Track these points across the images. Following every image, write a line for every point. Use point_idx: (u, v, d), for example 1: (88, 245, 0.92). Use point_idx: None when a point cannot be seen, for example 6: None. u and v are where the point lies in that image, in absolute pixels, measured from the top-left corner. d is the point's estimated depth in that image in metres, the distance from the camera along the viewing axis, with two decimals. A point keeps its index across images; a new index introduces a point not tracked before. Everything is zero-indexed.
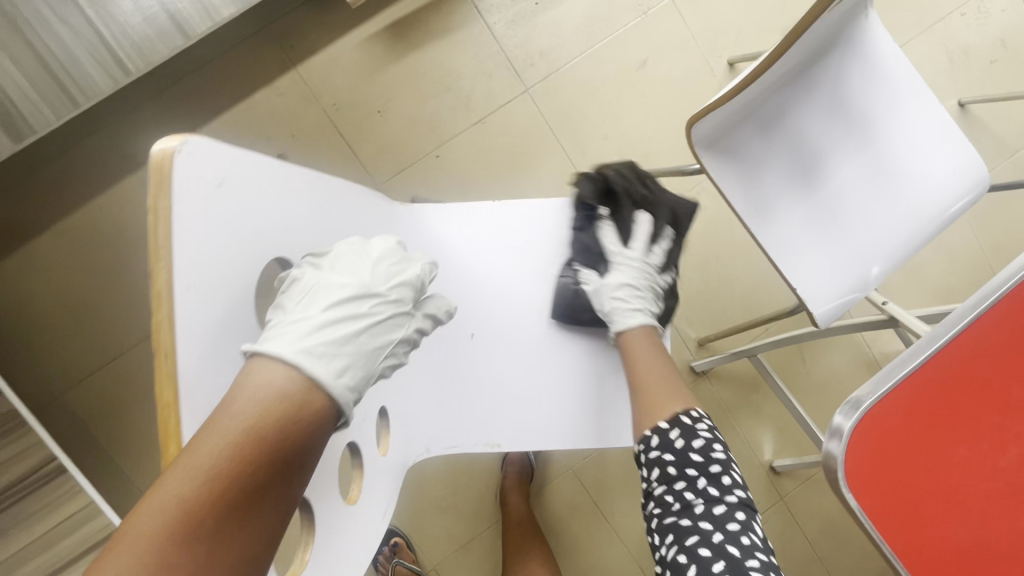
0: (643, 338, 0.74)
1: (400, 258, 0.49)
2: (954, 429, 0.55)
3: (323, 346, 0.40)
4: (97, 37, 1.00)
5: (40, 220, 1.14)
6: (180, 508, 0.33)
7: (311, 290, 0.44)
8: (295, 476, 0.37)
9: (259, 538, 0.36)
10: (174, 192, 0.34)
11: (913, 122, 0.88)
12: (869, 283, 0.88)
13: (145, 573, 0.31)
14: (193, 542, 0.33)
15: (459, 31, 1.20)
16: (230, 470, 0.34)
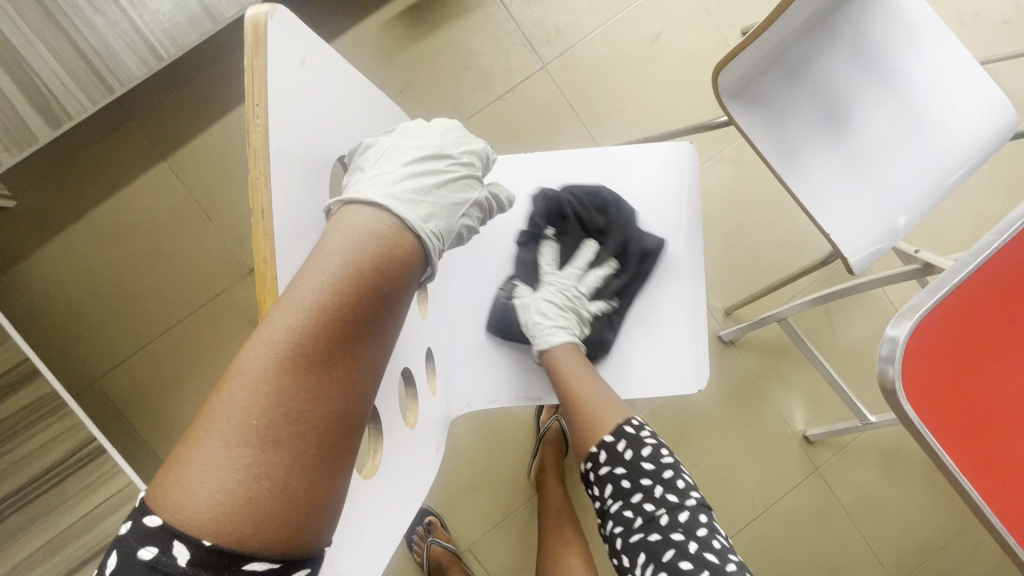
0: (565, 355, 0.72)
1: (464, 133, 0.52)
2: (1003, 337, 0.56)
3: (409, 193, 0.44)
4: (131, 25, 1.04)
5: (74, 209, 1.16)
6: (288, 337, 0.36)
7: (387, 151, 0.47)
8: (384, 322, 0.40)
9: (357, 384, 0.38)
10: (266, 55, 0.35)
11: (939, 65, 0.88)
12: (896, 234, 0.87)
13: (264, 394, 0.35)
14: (297, 381, 0.36)
15: (476, 11, 1.23)
16: (325, 318, 0.37)
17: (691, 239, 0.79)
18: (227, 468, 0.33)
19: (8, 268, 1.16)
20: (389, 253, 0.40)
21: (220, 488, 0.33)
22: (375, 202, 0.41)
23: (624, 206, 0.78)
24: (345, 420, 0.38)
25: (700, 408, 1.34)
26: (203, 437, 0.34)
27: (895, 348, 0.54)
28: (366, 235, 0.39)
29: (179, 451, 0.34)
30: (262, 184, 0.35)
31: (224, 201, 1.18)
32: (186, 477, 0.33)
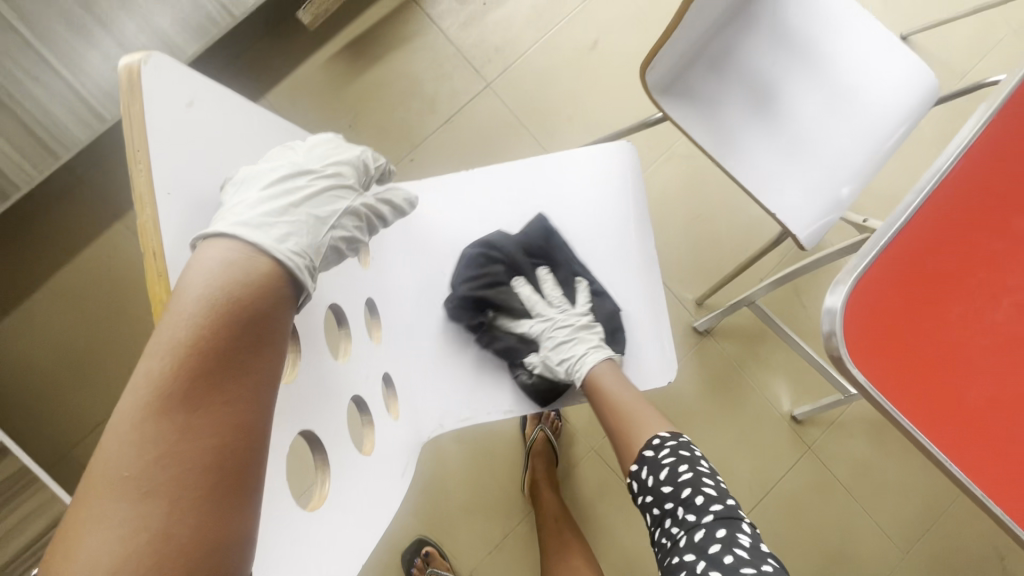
0: (610, 373, 0.73)
1: (329, 146, 0.51)
2: (942, 291, 0.57)
3: (265, 215, 0.42)
4: (71, 90, 1.05)
5: (32, 278, 1.16)
6: (151, 384, 0.35)
7: (244, 177, 0.44)
8: (260, 348, 0.39)
9: (242, 417, 0.37)
10: (146, 104, 0.36)
11: (855, 41, 0.91)
12: (843, 204, 0.89)
13: (136, 447, 0.34)
14: (169, 425, 0.34)
15: (415, 40, 1.26)
16: (189, 355, 0.36)
17: (643, 241, 0.80)
18: (107, 528, 0.32)
19: None
20: (247, 279, 0.39)
21: (99, 550, 0.32)
22: (224, 235, 0.39)
23: (530, 234, 0.78)
24: (232, 458, 0.36)
25: (686, 402, 1.34)
26: (82, 499, 0.33)
27: (835, 312, 0.56)
28: (217, 268, 0.37)
29: (67, 517, 0.33)
30: (152, 223, 0.36)
31: None
32: (72, 541, 0.32)
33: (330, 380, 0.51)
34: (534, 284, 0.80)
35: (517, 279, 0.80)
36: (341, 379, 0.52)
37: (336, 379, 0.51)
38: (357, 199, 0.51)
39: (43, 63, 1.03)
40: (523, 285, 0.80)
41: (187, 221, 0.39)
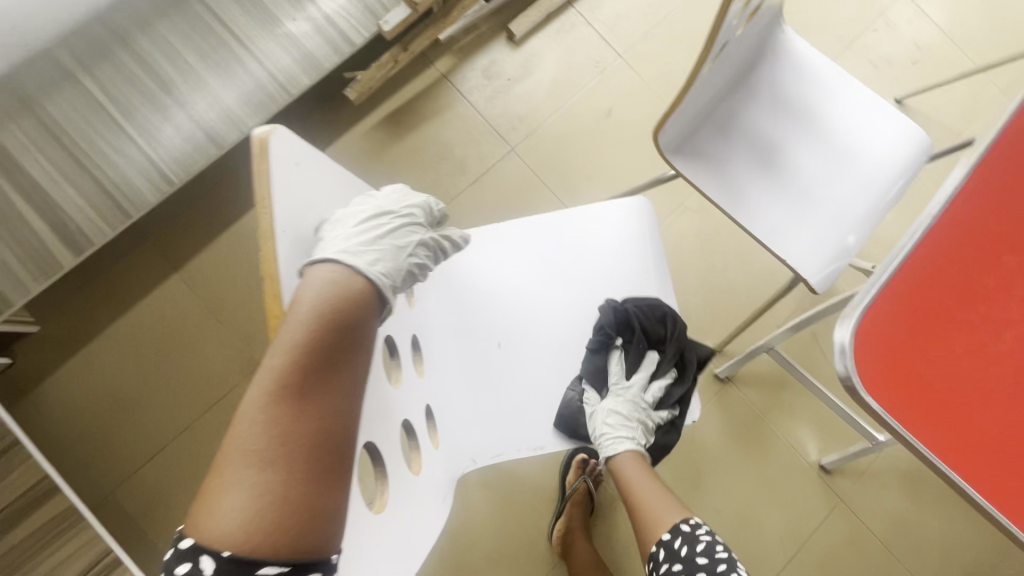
0: (633, 463, 0.80)
1: (403, 192, 0.59)
2: (948, 323, 0.62)
3: (358, 247, 0.49)
4: (147, 158, 1.19)
5: (92, 326, 1.25)
6: (275, 374, 0.41)
7: (338, 220, 0.51)
8: (356, 351, 0.45)
9: (341, 406, 0.43)
10: (272, 163, 0.44)
11: (849, 106, 1.01)
12: (849, 251, 0.96)
13: (262, 425, 0.40)
14: (287, 409, 0.41)
15: (447, 111, 1.40)
16: (303, 352, 0.42)
17: (661, 288, 0.87)
18: (241, 491, 0.39)
19: (29, 391, 1.22)
20: (346, 294, 0.45)
21: (237, 507, 0.39)
22: (327, 260, 0.46)
23: (679, 322, 0.83)
24: (334, 441, 0.43)
25: (712, 450, 1.34)
26: (220, 467, 0.40)
27: (844, 350, 0.61)
28: (323, 287, 0.44)
29: (206, 482, 0.40)
30: (275, 257, 0.43)
31: (233, 304, 1.27)
32: (212, 502, 0.39)
33: (388, 404, 0.56)
34: (659, 367, 0.84)
35: (654, 352, 0.85)
36: (395, 404, 0.58)
37: (392, 404, 0.57)
38: (428, 232, 0.59)
39: (126, 137, 1.18)
40: (652, 359, 0.85)
41: (291, 256, 0.46)
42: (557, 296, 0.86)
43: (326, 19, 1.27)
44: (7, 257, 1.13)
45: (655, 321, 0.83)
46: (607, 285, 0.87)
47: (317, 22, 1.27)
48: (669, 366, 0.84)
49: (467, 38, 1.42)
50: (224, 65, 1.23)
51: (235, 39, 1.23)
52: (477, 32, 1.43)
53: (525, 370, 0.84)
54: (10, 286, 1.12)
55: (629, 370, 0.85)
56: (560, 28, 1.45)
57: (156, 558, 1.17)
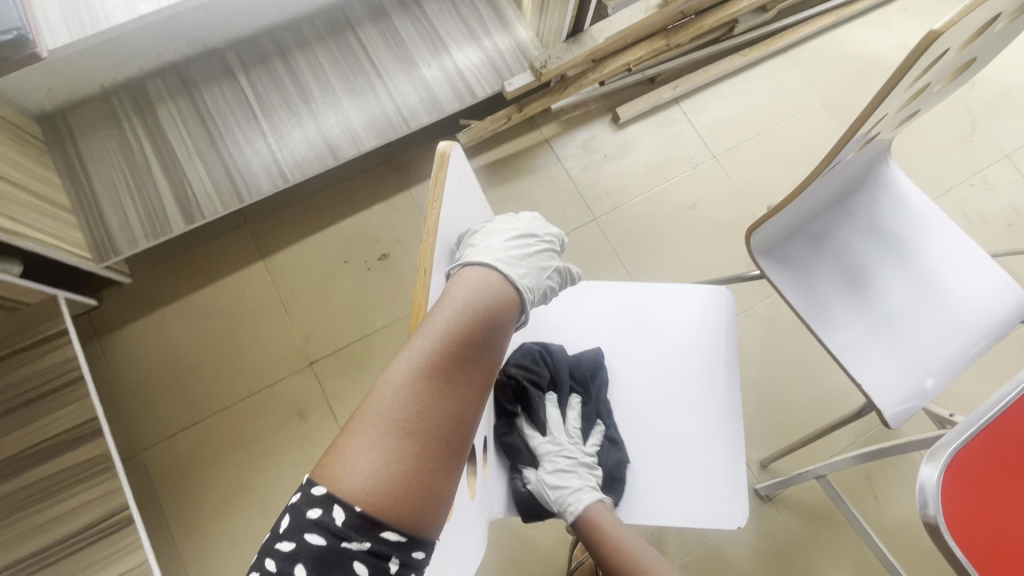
0: (600, 512, 0.73)
1: (543, 221, 0.64)
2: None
3: (510, 256, 0.56)
4: (272, 154, 1.32)
5: (175, 291, 1.33)
6: (425, 354, 0.46)
7: (489, 231, 0.59)
8: (492, 351, 0.50)
9: (472, 400, 0.47)
10: (444, 172, 0.50)
11: (947, 249, 1.01)
12: (927, 393, 0.93)
13: (404, 398, 0.44)
14: (428, 389, 0.45)
15: (542, 171, 1.48)
16: (453, 343, 0.47)
17: (727, 383, 0.86)
18: (374, 451, 0.42)
19: (103, 334, 1.29)
20: (493, 293, 0.51)
21: (369, 466, 0.41)
22: (485, 265, 0.53)
23: (557, 352, 0.83)
24: (459, 429, 0.46)
25: (738, 571, 1.24)
26: (358, 428, 0.43)
27: (929, 487, 0.59)
28: (477, 286, 0.51)
29: (339, 438, 0.43)
30: (430, 252, 0.49)
31: (303, 301, 1.34)
32: (342, 458, 0.42)
33: None
34: (561, 404, 0.83)
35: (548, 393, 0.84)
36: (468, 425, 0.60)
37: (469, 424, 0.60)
38: (558, 262, 0.65)
39: (261, 133, 1.32)
40: (551, 402, 0.83)
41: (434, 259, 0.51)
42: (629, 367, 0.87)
43: (458, 70, 1.40)
44: (130, 213, 1.25)
45: (529, 364, 0.82)
46: (672, 363, 0.87)
47: (449, 71, 1.40)
48: (568, 396, 0.84)
49: (575, 111, 1.53)
50: (359, 90, 1.36)
51: (374, 71, 1.37)
52: (586, 108, 1.53)
53: None
54: (124, 237, 1.23)
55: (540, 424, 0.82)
56: (663, 121, 1.54)
57: (164, 526, 1.18)
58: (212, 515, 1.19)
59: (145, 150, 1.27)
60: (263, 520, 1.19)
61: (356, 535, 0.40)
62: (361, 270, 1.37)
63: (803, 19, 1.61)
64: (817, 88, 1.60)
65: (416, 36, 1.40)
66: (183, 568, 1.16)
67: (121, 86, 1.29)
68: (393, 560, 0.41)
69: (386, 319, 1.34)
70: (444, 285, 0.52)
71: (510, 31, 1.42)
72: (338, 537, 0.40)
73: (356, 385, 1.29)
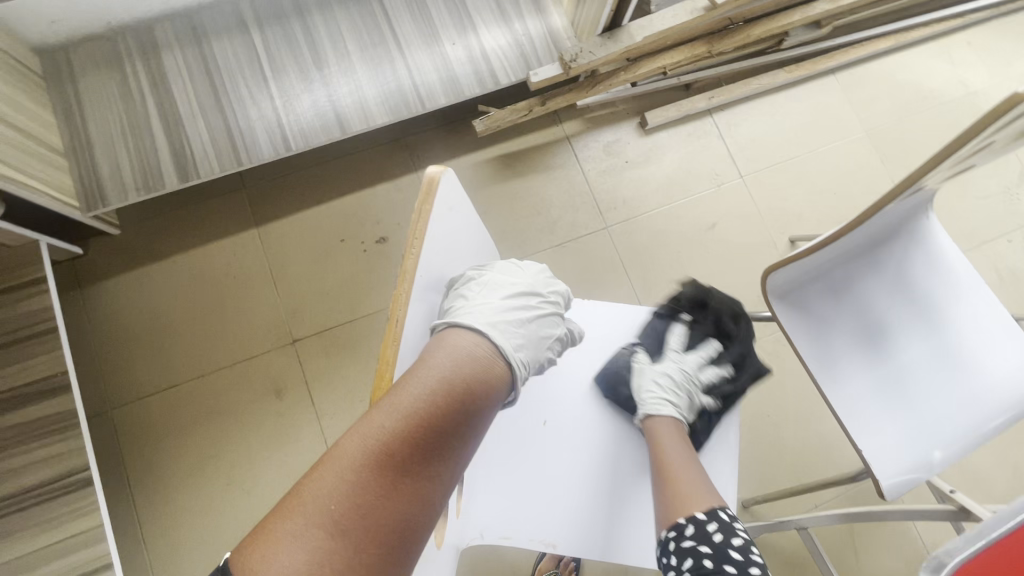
0: (669, 427, 0.77)
1: (550, 277, 0.63)
2: None
3: (507, 322, 0.54)
4: (277, 118, 1.25)
5: (163, 250, 1.28)
6: (376, 437, 0.43)
7: (488, 282, 0.57)
8: (457, 437, 0.46)
9: (423, 493, 0.44)
10: (432, 201, 0.50)
11: (976, 317, 0.93)
12: (931, 468, 0.86)
13: (344, 485, 0.42)
14: (374, 478, 0.43)
15: (559, 169, 1.41)
16: (410, 428, 0.44)
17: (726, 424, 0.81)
18: (300, 544, 0.40)
19: (85, 285, 1.25)
20: (474, 363, 0.48)
21: (292, 559, 0.39)
22: (475, 332, 0.50)
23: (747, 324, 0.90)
24: (400, 530, 0.43)
25: None
26: (290, 514, 0.41)
27: None
28: (459, 354, 0.48)
29: (268, 522, 0.41)
30: (401, 301, 0.48)
31: (293, 275, 1.29)
32: (265, 547, 0.40)
33: None
34: (715, 358, 0.89)
35: (713, 342, 0.90)
36: None
37: None
38: (563, 325, 0.62)
39: (267, 95, 1.25)
40: (710, 348, 0.89)
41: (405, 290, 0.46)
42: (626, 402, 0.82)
43: (482, 52, 1.32)
44: (122, 163, 1.19)
45: (728, 314, 0.91)
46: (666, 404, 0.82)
47: (473, 53, 1.31)
48: (725, 361, 0.89)
49: (602, 110, 1.45)
50: (376, 61, 1.28)
51: (395, 42, 1.29)
52: (613, 108, 1.45)
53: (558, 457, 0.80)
54: (113, 188, 1.18)
55: (685, 349, 0.89)
56: (692, 131, 1.45)
57: (125, 489, 1.16)
58: (175, 485, 1.17)
59: (145, 99, 1.21)
60: (227, 496, 1.17)
61: None
62: (356, 251, 1.31)
63: (858, 40, 1.50)
64: (861, 116, 1.50)
65: (443, 10, 1.31)
66: (141, 533, 1.14)
67: (127, 27, 1.22)
68: None
69: (375, 304, 1.29)
70: (430, 346, 0.49)
71: (543, 17, 1.33)
72: None
73: (337, 370, 1.25)
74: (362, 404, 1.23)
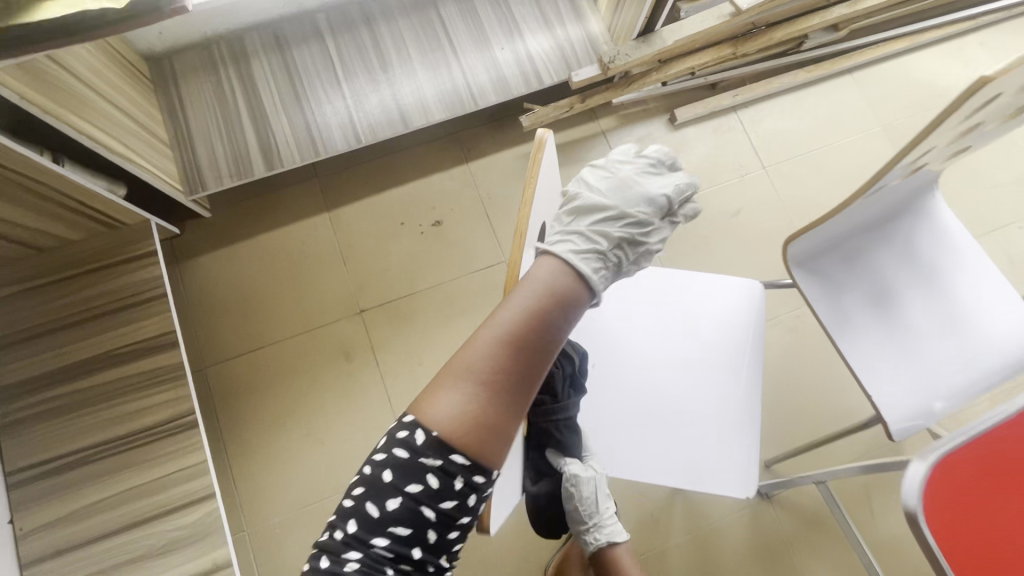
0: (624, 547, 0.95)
1: (638, 195, 0.72)
2: (1008, 485, 0.69)
3: (588, 246, 0.67)
4: (348, 114, 1.42)
5: (247, 231, 1.46)
6: (501, 328, 0.60)
7: (578, 213, 0.71)
8: (558, 330, 0.62)
9: (535, 369, 0.61)
10: (540, 153, 0.63)
11: (978, 286, 1.04)
12: (932, 415, 0.98)
13: (481, 361, 0.59)
14: (502, 356, 0.59)
15: (595, 161, 1.55)
16: (525, 321, 0.60)
17: (751, 371, 0.95)
18: (457, 397, 0.58)
19: (181, 261, 1.44)
20: (560, 283, 0.63)
21: (454, 405, 0.58)
22: (558, 259, 0.64)
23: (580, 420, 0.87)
24: (520, 394, 0.60)
25: (730, 562, 1.33)
26: (446, 379, 0.59)
27: (918, 480, 0.65)
28: (552, 277, 0.63)
29: (431, 384, 0.60)
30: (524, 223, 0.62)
31: (359, 254, 1.46)
32: (432, 399, 0.59)
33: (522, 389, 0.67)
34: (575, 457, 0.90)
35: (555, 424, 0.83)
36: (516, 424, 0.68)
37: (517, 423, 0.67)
38: (648, 236, 0.72)
39: (341, 94, 1.42)
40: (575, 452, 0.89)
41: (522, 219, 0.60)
42: (666, 359, 0.95)
43: (528, 55, 1.47)
44: (217, 153, 1.37)
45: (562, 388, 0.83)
46: (699, 351, 0.96)
47: (520, 56, 1.47)
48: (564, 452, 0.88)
49: (634, 108, 1.59)
50: (434, 64, 1.45)
51: (451, 48, 1.46)
52: (644, 106, 1.59)
53: (607, 398, 0.93)
54: (210, 175, 1.36)
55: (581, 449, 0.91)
56: (718, 127, 1.59)
57: (216, 436, 1.33)
58: (260, 433, 1.34)
59: (237, 98, 1.39)
60: (303, 445, 1.33)
61: (432, 453, 0.57)
62: (415, 233, 1.47)
63: (873, 42, 1.61)
64: (877, 112, 1.61)
65: (493, 18, 1.47)
66: (230, 474, 1.31)
67: (222, 37, 1.41)
68: (459, 474, 0.58)
69: (431, 280, 1.44)
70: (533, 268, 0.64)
71: (583, 23, 1.48)
72: (418, 453, 0.57)
73: (398, 337, 1.40)
74: (421, 367, 1.38)
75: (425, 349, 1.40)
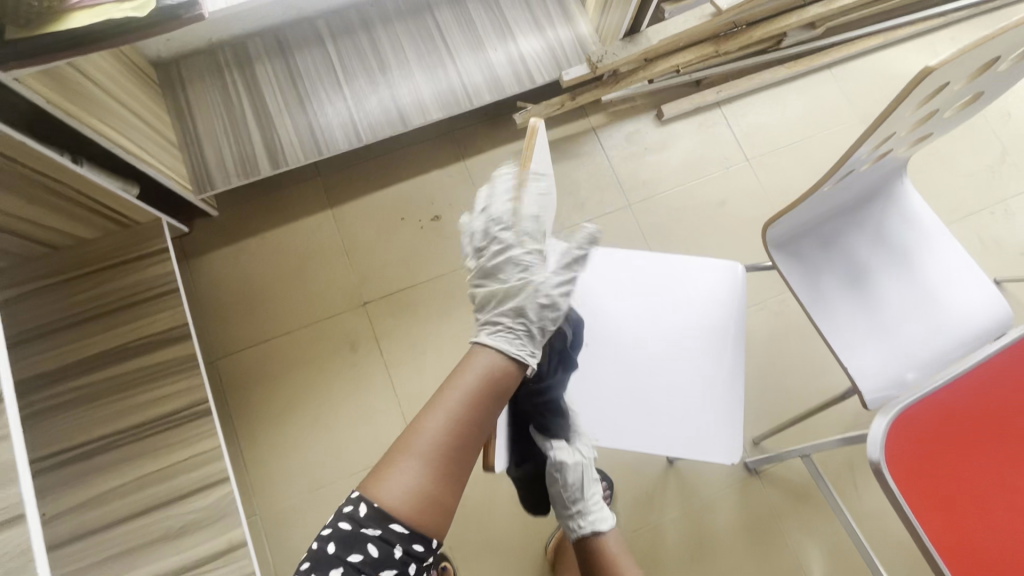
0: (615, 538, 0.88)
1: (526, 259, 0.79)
2: (968, 438, 0.76)
3: (501, 332, 0.76)
4: (349, 114, 1.48)
5: (253, 228, 1.52)
6: (448, 411, 0.67)
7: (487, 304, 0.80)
8: (496, 410, 0.70)
9: (474, 446, 0.69)
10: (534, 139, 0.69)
11: (945, 263, 1.12)
12: (903, 384, 1.05)
13: (429, 440, 0.66)
14: (448, 436, 0.67)
15: (586, 156, 1.62)
16: (468, 404, 0.68)
17: (734, 346, 1.02)
18: (407, 474, 0.65)
19: (190, 258, 1.49)
20: (487, 365, 0.72)
21: (403, 483, 0.65)
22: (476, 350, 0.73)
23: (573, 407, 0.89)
24: (462, 468, 0.68)
25: (721, 535, 1.39)
26: (397, 458, 0.66)
27: (879, 434, 0.74)
28: (488, 364, 0.72)
29: (382, 463, 0.66)
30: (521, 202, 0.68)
31: (362, 248, 1.52)
32: (381, 477, 0.65)
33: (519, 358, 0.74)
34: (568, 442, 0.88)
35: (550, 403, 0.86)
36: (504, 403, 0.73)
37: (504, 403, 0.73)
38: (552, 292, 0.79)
39: (342, 95, 1.49)
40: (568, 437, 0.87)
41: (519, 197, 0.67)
42: (655, 337, 1.02)
43: (520, 56, 1.54)
44: (225, 154, 1.43)
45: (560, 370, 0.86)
46: (686, 329, 1.02)
47: (512, 57, 1.54)
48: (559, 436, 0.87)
49: (622, 105, 1.66)
50: (431, 65, 1.51)
51: (446, 50, 1.52)
52: (632, 103, 1.66)
53: (600, 374, 1.00)
54: (218, 175, 1.42)
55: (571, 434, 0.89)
56: (703, 121, 1.66)
57: (227, 425, 1.39)
58: (269, 421, 1.39)
59: (242, 101, 1.45)
60: (311, 431, 1.39)
61: (371, 524, 0.64)
62: (415, 228, 1.54)
63: (849, 38, 1.69)
64: (855, 105, 1.69)
65: (486, 21, 1.54)
66: (242, 461, 1.36)
67: (227, 42, 1.47)
68: (397, 543, 0.64)
69: (431, 272, 1.51)
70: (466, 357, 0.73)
71: (572, 25, 1.55)
72: (359, 524, 0.64)
73: (400, 326, 1.46)
74: (423, 355, 1.45)
75: (426, 338, 1.46)
